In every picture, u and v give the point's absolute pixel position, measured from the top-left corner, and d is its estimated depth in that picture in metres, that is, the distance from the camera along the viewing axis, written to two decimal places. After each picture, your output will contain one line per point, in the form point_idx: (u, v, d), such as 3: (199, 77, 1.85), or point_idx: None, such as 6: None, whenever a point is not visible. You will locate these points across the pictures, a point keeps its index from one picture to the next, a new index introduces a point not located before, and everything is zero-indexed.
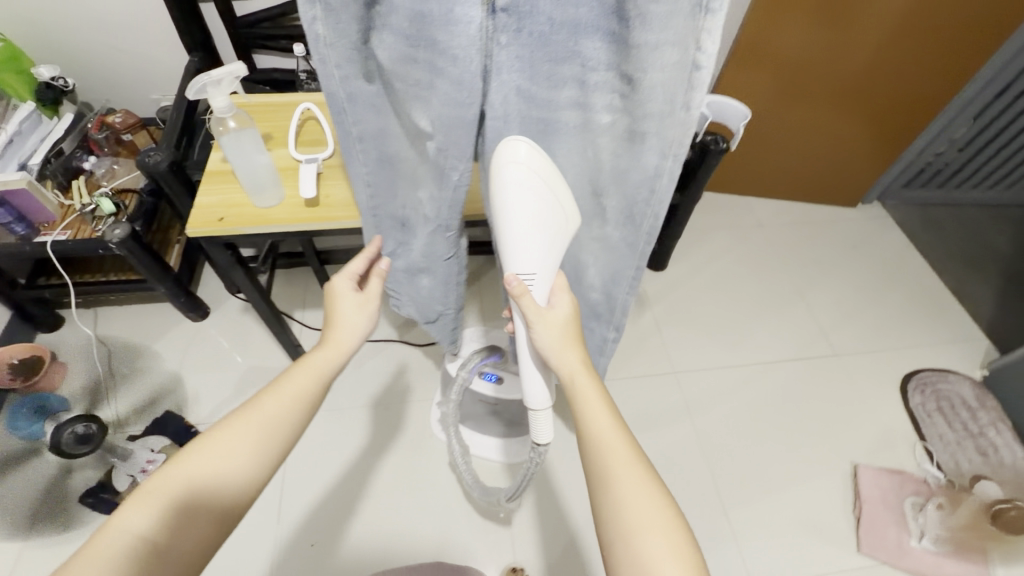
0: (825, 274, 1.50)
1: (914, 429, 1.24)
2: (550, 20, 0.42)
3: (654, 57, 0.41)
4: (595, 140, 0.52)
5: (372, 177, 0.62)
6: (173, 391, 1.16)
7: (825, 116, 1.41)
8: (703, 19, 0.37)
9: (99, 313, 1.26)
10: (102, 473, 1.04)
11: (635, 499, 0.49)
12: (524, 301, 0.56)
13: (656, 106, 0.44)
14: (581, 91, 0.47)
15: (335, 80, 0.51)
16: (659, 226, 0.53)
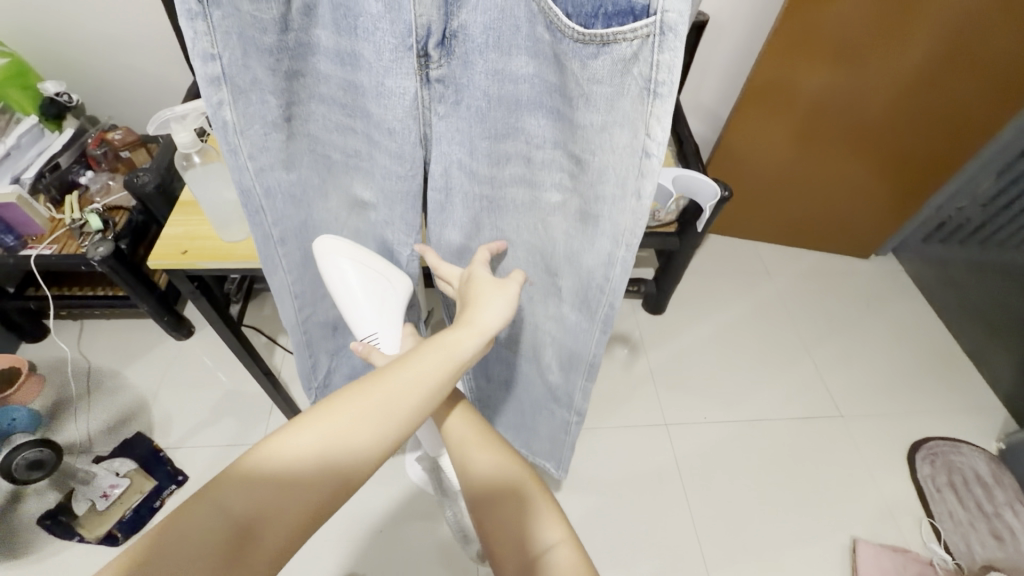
0: (836, 328, 1.43)
1: (922, 504, 1.15)
2: (486, 95, 0.51)
3: (602, 136, 0.47)
4: (546, 212, 0.59)
5: (298, 287, 0.69)
6: (141, 412, 1.14)
7: (833, 169, 1.37)
8: (653, 104, 0.41)
9: (84, 326, 1.26)
10: (62, 495, 1.02)
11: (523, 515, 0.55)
12: (374, 358, 0.59)
13: (609, 188, 0.49)
14: (528, 167, 0.57)
15: (250, 173, 0.53)
16: (613, 318, 0.59)
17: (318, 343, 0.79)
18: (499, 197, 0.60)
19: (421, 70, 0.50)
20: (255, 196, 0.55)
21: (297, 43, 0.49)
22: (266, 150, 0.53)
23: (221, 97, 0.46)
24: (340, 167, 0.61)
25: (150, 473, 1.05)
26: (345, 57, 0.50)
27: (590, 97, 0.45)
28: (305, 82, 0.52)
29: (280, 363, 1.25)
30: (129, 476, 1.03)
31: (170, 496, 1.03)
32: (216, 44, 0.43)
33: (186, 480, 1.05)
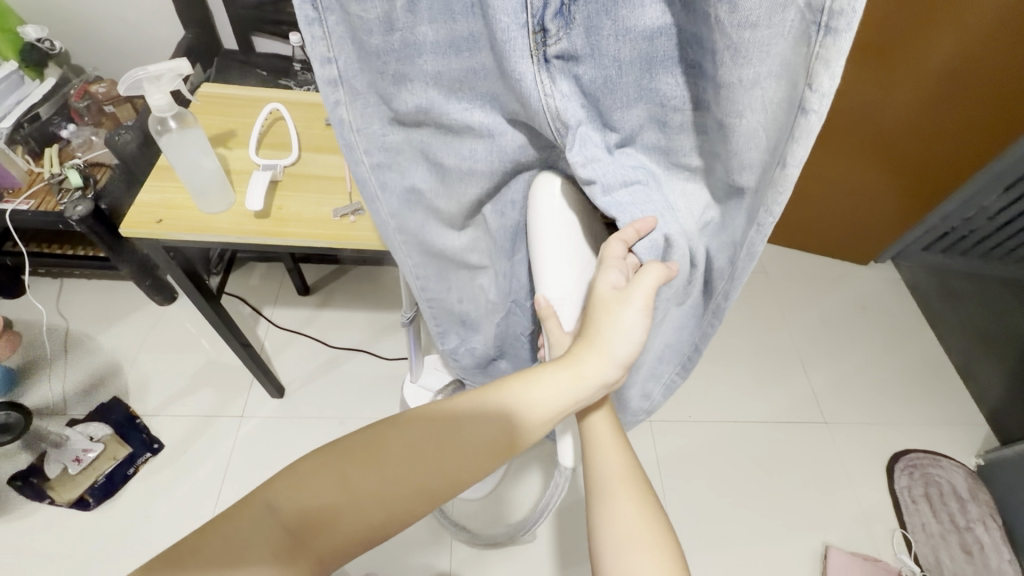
0: (826, 334, 1.42)
1: (896, 514, 1.16)
2: (616, 60, 0.32)
3: (751, 94, 0.30)
4: (700, 211, 0.39)
5: (419, 271, 0.53)
6: (113, 379, 1.11)
7: (866, 173, 1.32)
8: (818, 40, 0.25)
9: (63, 285, 1.22)
10: (33, 456, 1.01)
11: (635, 537, 0.42)
12: (549, 325, 0.44)
13: (746, 156, 0.33)
14: (663, 134, 0.36)
15: (365, 168, 0.41)
16: (728, 310, 0.44)
17: (448, 327, 0.63)
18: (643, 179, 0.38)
19: (535, 49, 0.32)
20: (372, 188, 0.43)
21: (401, 43, 0.32)
22: (385, 151, 0.41)
23: (337, 96, 0.36)
24: (456, 175, 0.42)
25: (124, 440, 1.03)
26: (460, 44, 0.32)
27: (740, 48, 0.28)
28: (413, 87, 0.35)
29: (264, 335, 1.22)
30: (103, 441, 1.02)
31: (144, 463, 1.03)
32: (333, 46, 0.33)
33: (162, 448, 1.04)
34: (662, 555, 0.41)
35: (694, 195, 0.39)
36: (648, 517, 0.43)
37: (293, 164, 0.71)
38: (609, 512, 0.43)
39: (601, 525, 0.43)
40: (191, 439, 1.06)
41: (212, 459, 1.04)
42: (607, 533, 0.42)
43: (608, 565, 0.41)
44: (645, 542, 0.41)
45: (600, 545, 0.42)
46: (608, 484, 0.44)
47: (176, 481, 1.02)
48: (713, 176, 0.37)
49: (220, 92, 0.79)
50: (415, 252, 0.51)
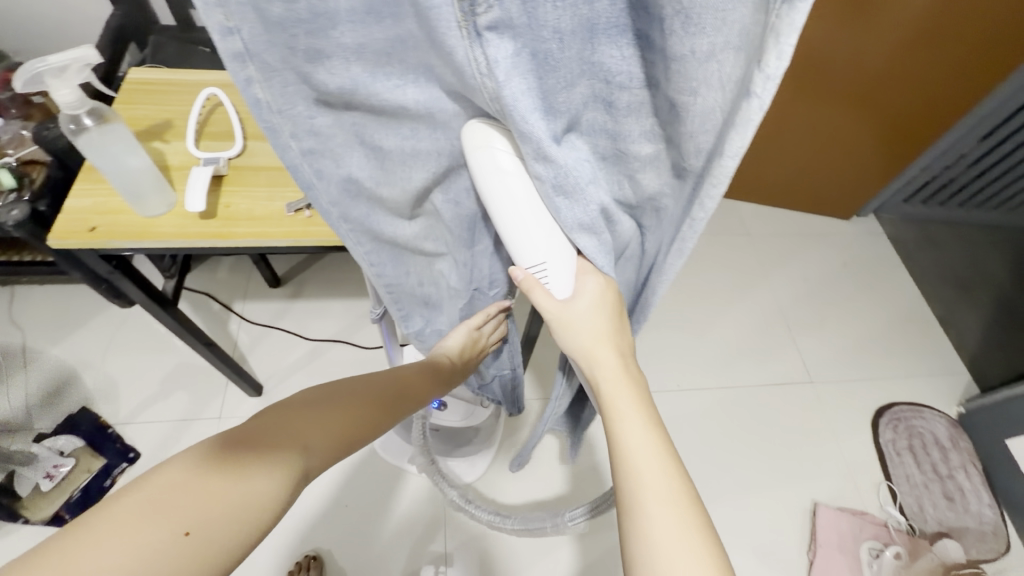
0: (809, 293, 1.42)
1: (881, 467, 1.18)
2: (559, 31, 0.26)
3: (707, 68, 0.26)
4: (654, 194, 0.37)
5: (373, 261, 0.49)
6: (77, 387, 1.06)
7: (848, 127, 1.28)
8: (775, 10, 0.22)
9: (16, 291, 1.15)
10: (2, 476, 0.95)
11: (672, 544, 0.37)
12: (534, 296, 0.43)
13: (698, 141, 0.30)
14: (609, 117, 0.32)
15: (295, 154, 0.35)
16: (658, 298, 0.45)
17: (410, 309, 0.59)
18: (596, 163, 0.35)
19: (461, 19, 0.25)
20: (307, 177, 0.37)
21: (310, 12, 0.26)
22: (316, 136, 0.34)
23: (247, 73, 0.29)
24: (397, 158, 0.37)
25: (98, 451, 1.00)
26: (380, 8, 0.26)
27: (690, 14, 0.25)
28: (332, 65, 0.29)
29: (236, 332, 1.17)
30: (75, 455, 0.98)
31: (121, 474, 0.99)
32: (231, 15, 0.26)
33: (139, 456, 1.01)
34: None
35: (639, 186, 0.37)
36: (689, 534, 0.37)
37: (237, 157, 0.65)
38: (643, 528, 0.38)
39: (635, 541, 0.38)
40: (168, 445, 1.02)
41: None
42: (636, 552, 0.38)
43: None
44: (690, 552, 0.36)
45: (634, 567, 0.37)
46: (641, 491, 0.39)
47: None
48: (662, 163, 0.34)
49: (151, 76, 0.71)
50: (367, 243, 0.46)
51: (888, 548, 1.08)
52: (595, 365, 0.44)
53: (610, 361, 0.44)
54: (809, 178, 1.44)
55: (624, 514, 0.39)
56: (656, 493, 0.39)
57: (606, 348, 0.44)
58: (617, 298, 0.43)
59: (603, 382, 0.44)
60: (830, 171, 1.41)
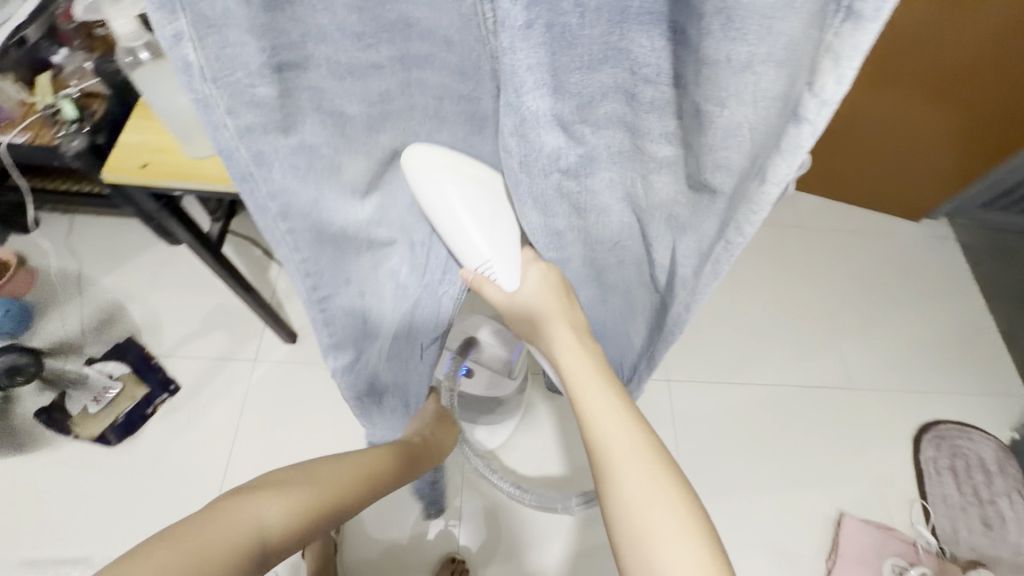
0: (863, 296, 1.33)
1: (917, 485, 1.13)
2: (584, 12, 0.28)
3: (743, 79, 0.28)
4: (668, 197, 0.41)
5: (311, 268, 0.42)
6: (127, 318, 1.11)
7: (926, 126, 1.18)
8: (833, 27, 0.24)
9: (74, 220, 1.20)
10: (56, 394, 1.02)
11: (645, 498, 0.42)
12: (487, 290, 0.51)
13: (728, 154, 0.33)
14: (630, 108, 0.35)
15: (231, 134, 0.31)
16: (689, 317, 0.48)
17: (347, 343, 0.52)
18: (613, 152, 0.39)
19: None
20: (243, 163, 0.33)
21: None
22: (262, 108, 0.31)
23: (179, 26, 0.26)
24: (359, 126, 0.37)
25: (142, 379, 1.05)
26: None
27: (734, 18, 0.26)
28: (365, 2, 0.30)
29: (275, 279, 1.19)
30: (122, 381, 1.04)
31: (162, 403, 1.04)
32: None
33: (179, 389, 1.05)
34: (684, 518, 0.41)
35: (656, 184, 0.41)
36: (661, 487, 0.42)
37: None
38: (622, 486, 0.43)
39: (614, 498, 0.43)
40: (206, 380, 1.07)
41: (226, 401, 1.05)
42: (619, 510, 0.42)
43: (628, 534, 0.42)
44: (661, 502, 0.42)
45: (619, 523, 0.42)
46: (617, 462, 0.43)
47: (191, 422, 1.03)
48: (679, 168, 0.38)
49: None
50: (304, 242, 0.40)
51: (913, 567, 1.04)
52: (556, 347, 0.51)
53: (567, 340, 0.50)
54: (872, 176, 1.34)
55: (600, 473, 0.44)
56: (629, 458, 0.43)
57: (562, 330, 0.50)
58: (562, 286, 0.51)
59: (564, 361, 0.50)
60: (898, 169, 1.30)
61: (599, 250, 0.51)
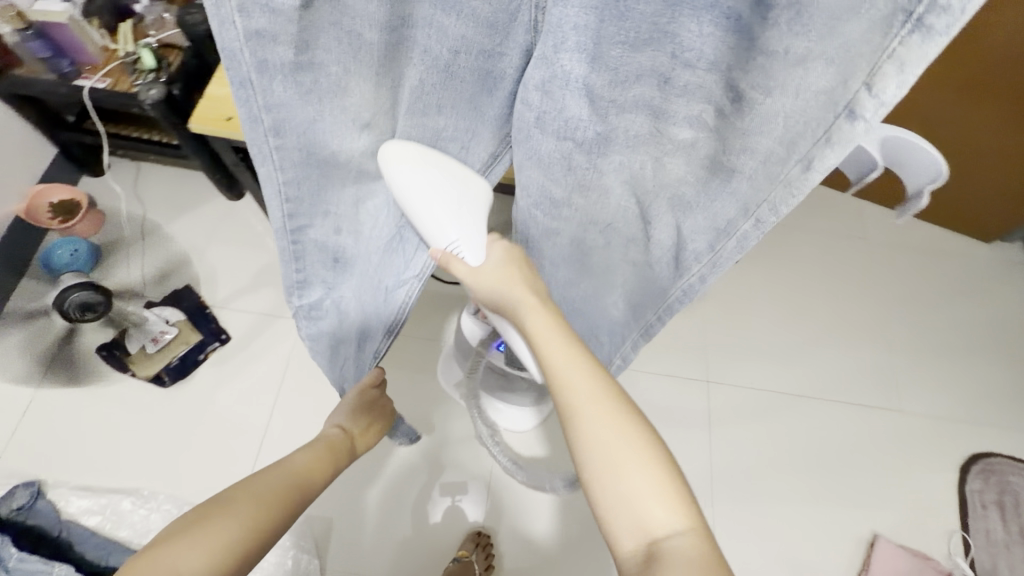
0: (923, 316, 1.27)
1: (959, 515, 1.09)
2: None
3: (794, 72, 0.31)
4: (677, 179, 0.44)
5: (291, 189, 0.47)
6: (186, 269, 1.15)
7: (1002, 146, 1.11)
8: (900, 37, 0.26)
9: (141, 168, 1.24)
10: (116, 331, 1.06)
11: (614, 455, 0.40)
12: (453, 268, 0.48)
13: (765, 143, 0.36)
14: (661, 92, 0.38)
15: (248, 57, 0.35)
16: (699, 290, 0.51)
17: (310, 270, 0.56)
18: (638, 133, 0.42)
19: None
20: (246, 73, 0.36)
21: None
22: (303, 31, 0.35)
23: None
24: (386, 58, 0.40)
25: (196, 327, 1.09)
26: None
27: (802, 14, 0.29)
28: None
29: None
30: (178, 326, 1.08)
31: (213, 351, 1.08)
32: None
33: (230, 339, 1.09)
34: (654, 473, 0.40)
35: (668, 167, 0.44)
36: (624, 428, 0.41)
37: None
38: (591, 443, 0.41)
39: (584, 445, 0.41)
40: (256, 333, 1.10)
41: (273, 355, 1.08)
42: (587, 454, 0.41)
43: (599, 495, 0.40)
44: (632, 458, 0.40)
45: (585, 465, 0.41)
46: (584, 424, 0.41)
47: (239, 372, 1.06)
48: (696, 153, 0.42)
49: None
50: (293, 162, 0.44)
51: None
52: (516, 305, 0.46)
53: (525, 299, 0.46)
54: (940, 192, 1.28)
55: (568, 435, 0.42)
56: (593, 408, 0.41)
57: (520, 287, 0.47)
58: (520, 255, 0.49)
59: (527, 319, 0.45)
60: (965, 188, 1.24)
61: (592, 228, 0.55)
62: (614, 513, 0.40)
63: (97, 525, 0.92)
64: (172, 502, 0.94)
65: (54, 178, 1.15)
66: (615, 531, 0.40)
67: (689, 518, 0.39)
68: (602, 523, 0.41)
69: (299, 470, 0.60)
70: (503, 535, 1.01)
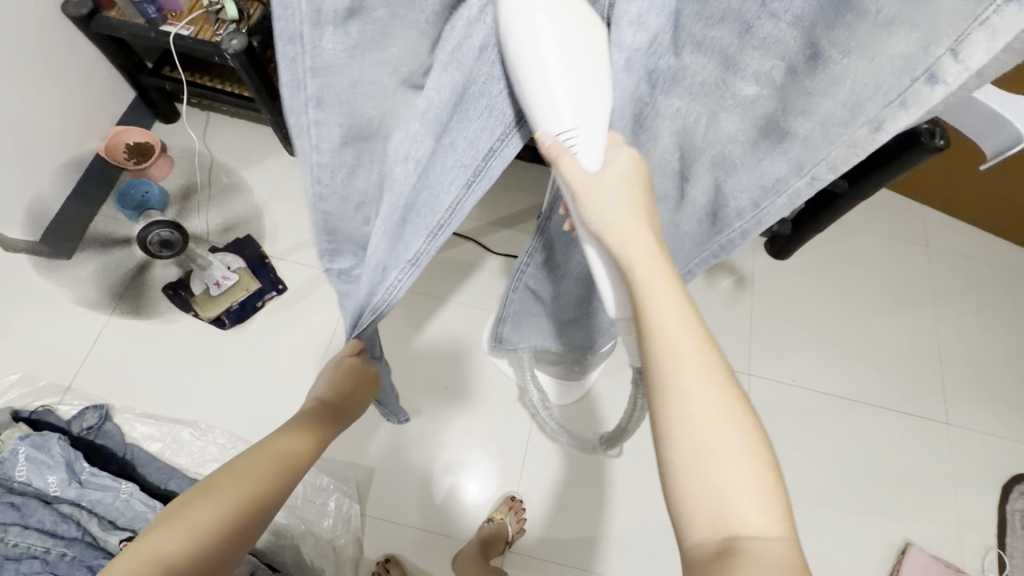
0: (980, 329, 1.24)
1: (997, 533, 1.07)
2: None
3: (877, 34, 0.32)
4: (727, 136, 0.45)
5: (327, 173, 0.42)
6: (249, 222, 1.18)
7: None
8: (997, 6, 0.28)
9: (211, 118, 1.28)
10: (182, 272, 1.11)
11: (704, 428, 0.35)
12: (563, 164, 0.39)
13: (828, 105, 0.38)
14: (739, 39, 0.37)
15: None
16: (736, 245, 0.54)
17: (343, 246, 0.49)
18: (705, 79, 0.42)
19: None
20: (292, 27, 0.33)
21: None
22: None
23: None
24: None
25: (255, 276, 1.13)
26: None
27: None
28: None
29: None
30: (238, 273, 1.11)
31: (271, 299, 1.12)
32: None
33: (286, 290, 1.13)
34: (746, 455, 0.35)
35: (721, 123, 0.45)
36: (724, 405, 0.36)
37: None
38: (679, 412, 0.36)
39: (676, 414, 0.36)
40: (311, 286, 1.14)
41: (326, 309, 1.12)
42: (678, 430, 0.35)
43: (683, 476, 0.35)
44: (718, 437, 0.35)
45: (672, 442, 0.36)
46: (671, 389, 0.36)
47: (294, 321, 1.10)
48: (753, 110, 0.42)
49: None
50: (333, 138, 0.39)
51: None
52: (629, 244, 0.39)
53: (644, 242, 0.39)
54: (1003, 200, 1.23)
55: (655, 402, 0.37)
56: (698, 382, 0.36)
57: (640, 222, 0.40)
58: (645, 193, 0.42)
59: (638, 268, 0.38)
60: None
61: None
62: (695, 500, 0.34)
63: (159, 450, 0.99)
64: (227, 436, 1.00)
65: (131, 122, 1.21)
66: (687, 519, 0.35)
67: (782, 523, 0.34)
68: (674, 508, 0.36)
69: (289, 444, 0.60)
70: (534, 503, 1.03)
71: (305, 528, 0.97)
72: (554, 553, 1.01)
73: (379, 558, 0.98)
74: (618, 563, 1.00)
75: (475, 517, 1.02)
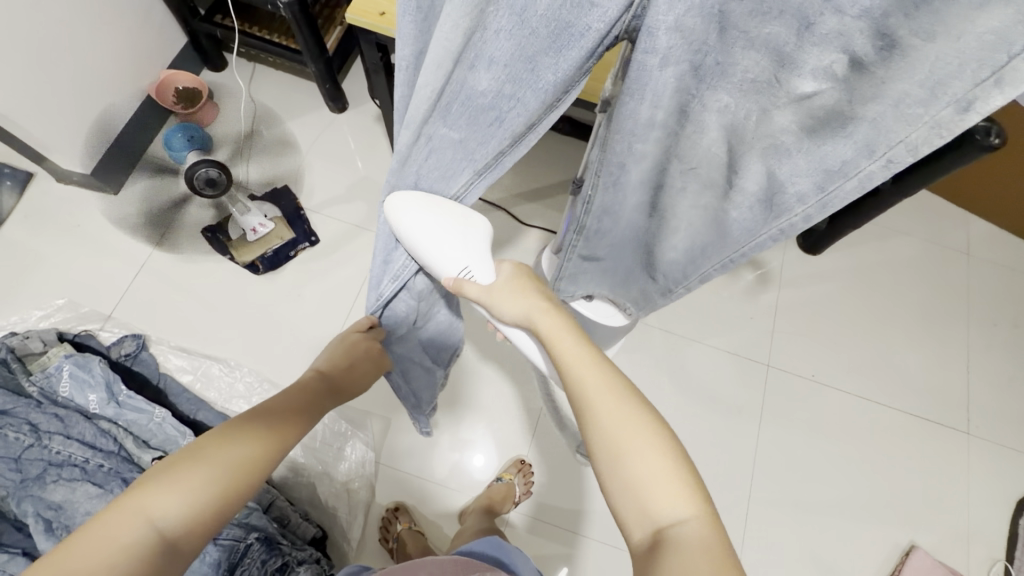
0: (1013, 342, 1.20)
1: (1006, 545, 1.06)
2: None
3: (969, 16, 0.31)
4: (778, 131, 0.44)
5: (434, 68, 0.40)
6: (287, 173, 1.21)
7: None
8: None
9: (256, 69, 1.30)
10: (220, 216, 1.14)
11: (613, 426, 0.43)
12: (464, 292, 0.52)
13: (906, 87, 0.36)
14: (799, 36, 0.36)
15: None
16: (798, 227, 0.51)
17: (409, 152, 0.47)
18: (758, 77, 0.40)
19: None
20: None
21: None
22: None
23: None
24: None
25: (290, 225, 1.16)
26: None
27: None
28: None
29: None
30: (274, 221, 1.14)
31: (303, 250, 1.15)
32: None
33: (319, 242, 1.16)
34: (654, 443, 0.42)
35: (774, 119, 0.43)
36: (626, 407, 0.44)
37: None
38: (597, 422, 0.43)
39: (591, 427, 0.44)
40: (343, 240, 1.16)
41: (356, 263, 1.15)
42: (599, 444, 0.43)
43: (609, 472, 0.42)
44: (626, 428, 0.43)
45: (599, 451, 0.43)
46: (585, 404, 0.44)
47: (323, 273, 1.13)
48: (811, 105, 0.41)
49: None
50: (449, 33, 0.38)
51: None
52: (528, 314, 0.51)
53: (538, 304, 0.51)
54: None
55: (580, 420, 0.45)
56: (605, 405, 0.44)
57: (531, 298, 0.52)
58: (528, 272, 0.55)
59: (545, 332, 0.49)
60: None
61: (673, 168, 0.53)
62: (626, 491, 0.41)
63: (190, 383, 1.03)
64: (253, 375, 1.05)
65: (181, 67, 1.23)
66: (624, 511, 0.41)
67: (696, 502, 0.40)
68: (616, 514, 0.42)
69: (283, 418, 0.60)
70: (542, 468, 1.06)
71: (322, 468, 1.01)
72: (558, 517, 1.03)
73: (390, 505, 1.02)
74: (619, 533, 1.02)
75: (484, 475, 1.05)
